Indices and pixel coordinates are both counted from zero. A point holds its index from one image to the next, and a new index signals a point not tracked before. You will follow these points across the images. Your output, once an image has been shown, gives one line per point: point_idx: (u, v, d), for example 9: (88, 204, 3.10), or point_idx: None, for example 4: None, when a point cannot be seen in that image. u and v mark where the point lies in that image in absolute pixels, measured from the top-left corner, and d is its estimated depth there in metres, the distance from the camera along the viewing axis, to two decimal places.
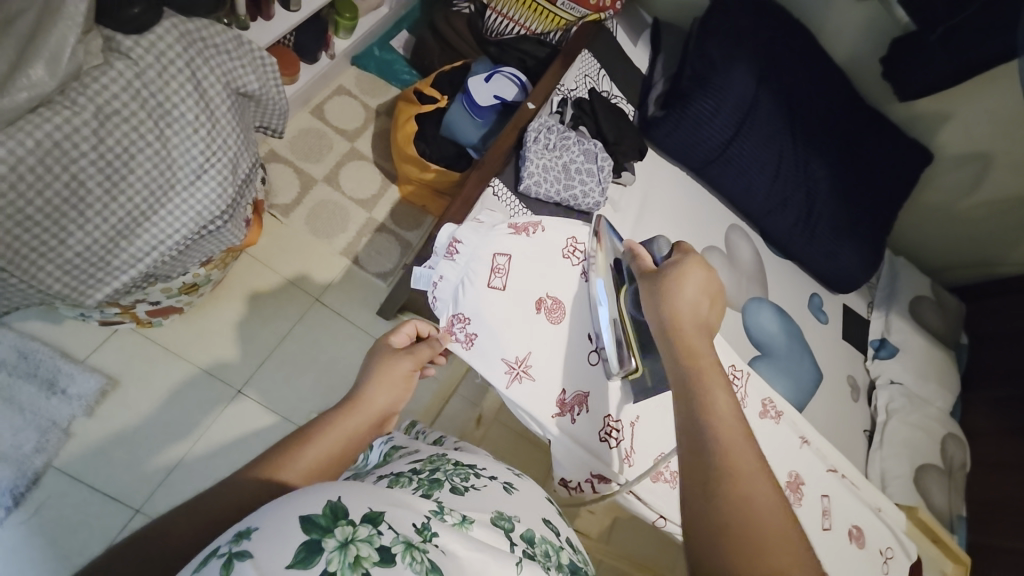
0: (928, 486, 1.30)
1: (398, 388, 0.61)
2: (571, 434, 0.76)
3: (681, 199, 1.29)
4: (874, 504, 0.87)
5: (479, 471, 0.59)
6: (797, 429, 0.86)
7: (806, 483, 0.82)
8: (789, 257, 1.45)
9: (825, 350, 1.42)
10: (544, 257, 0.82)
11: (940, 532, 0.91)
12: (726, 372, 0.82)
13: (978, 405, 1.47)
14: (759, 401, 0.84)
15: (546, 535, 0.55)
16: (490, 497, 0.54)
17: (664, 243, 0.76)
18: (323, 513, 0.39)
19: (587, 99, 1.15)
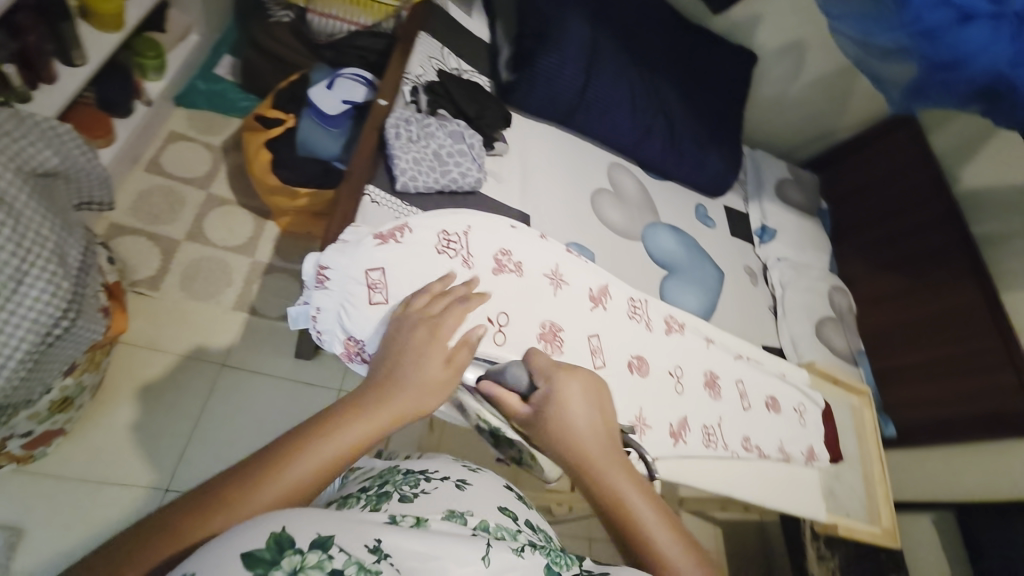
0: (828, 335, 1.51)
1: (427, 368, 0.55)
2: (504, 421, 0.71)
3: (558, 153, 1.33)
4: (778, 370, 0.99)
5: (431, 475, 0.65)
6: (701, 331, 0.94)
7: (720, 376, 0.91)
8: (668, 178, 1.56)
9: (720, 250, 1.57)
10: (416, 259, 0.70)
11: (835, 372, 1.07)
12: (627, 306, 0.87)
13: (849, 255, 1.71)
14: (664, 319, 0.90)
15: (503, 522, 0.58)
16: (443, 498, 0.59)
17: (516, 367, 0.63)
18: (268, 548, 0.37)
19: (435, 79, 1.12)
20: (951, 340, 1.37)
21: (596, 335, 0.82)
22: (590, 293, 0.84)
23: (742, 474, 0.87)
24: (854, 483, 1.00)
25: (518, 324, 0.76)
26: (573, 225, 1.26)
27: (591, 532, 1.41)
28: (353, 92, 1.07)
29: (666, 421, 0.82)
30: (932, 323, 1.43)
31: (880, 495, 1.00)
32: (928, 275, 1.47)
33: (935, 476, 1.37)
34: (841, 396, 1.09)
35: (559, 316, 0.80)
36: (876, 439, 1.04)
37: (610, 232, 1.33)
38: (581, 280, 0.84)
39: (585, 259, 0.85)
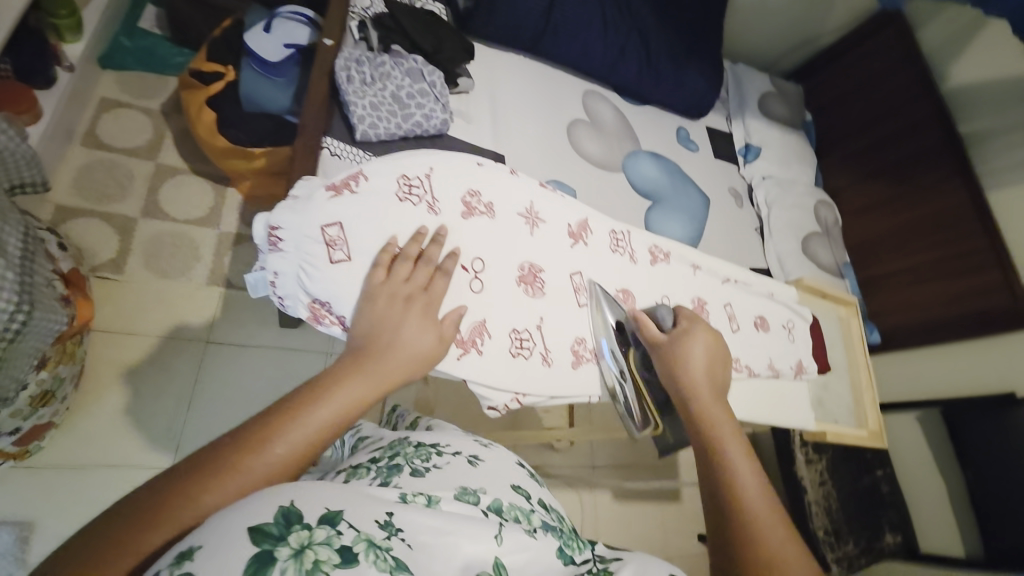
0: (814, 251, 1.51)
1: (421, 332, 0.59)
2: (486, 367, 0.71)
3: (528, 84, 1.24)
4: (765, 290, 0.99)
5: (443, 450, 0.67)
6: (685, 259, 0.92)
7: (708, 301, 0.90)
8: (646, 102, 1.48)
9: (703, 175, 1.53)
10: (376, 209, 0.67)
11: (823, 287, 1.07)
12: (608, 239, 0.85)
13: (834, 168, 1.67)
14: (647, 249, 0.88)
15: (517, 501, 0.60)
16: (455, 475, 0.61)
17: (665, 309, 0.79)
18: (277, 521, 0.38)
19: (382, 9, 1.00)
20: (934, 244, 1.38)
21: (578, 273, 0.81)
22: (569, 228, 0.82)
23: (734, 393, 0.88)
24: (843, 392, 1.04)
25: (494, 267, 0.73)
26: (550, 162, 1.20)
27: (591, 461, 1.47)
28: (294, 34, 0.97)
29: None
30: (917, 229, 1.43)
31: (866, 400, 1.04)
32: (914, 181, 1.45)
33: (913, 376, 1.43)
34: (828, 309, 1.09)
35: (537, 256, 0.78)
36: (862, 347, 1.07)
37: (588, 164, 1.28)
38: (558, 217, 0.81)
39: (561, 194, 0.81)
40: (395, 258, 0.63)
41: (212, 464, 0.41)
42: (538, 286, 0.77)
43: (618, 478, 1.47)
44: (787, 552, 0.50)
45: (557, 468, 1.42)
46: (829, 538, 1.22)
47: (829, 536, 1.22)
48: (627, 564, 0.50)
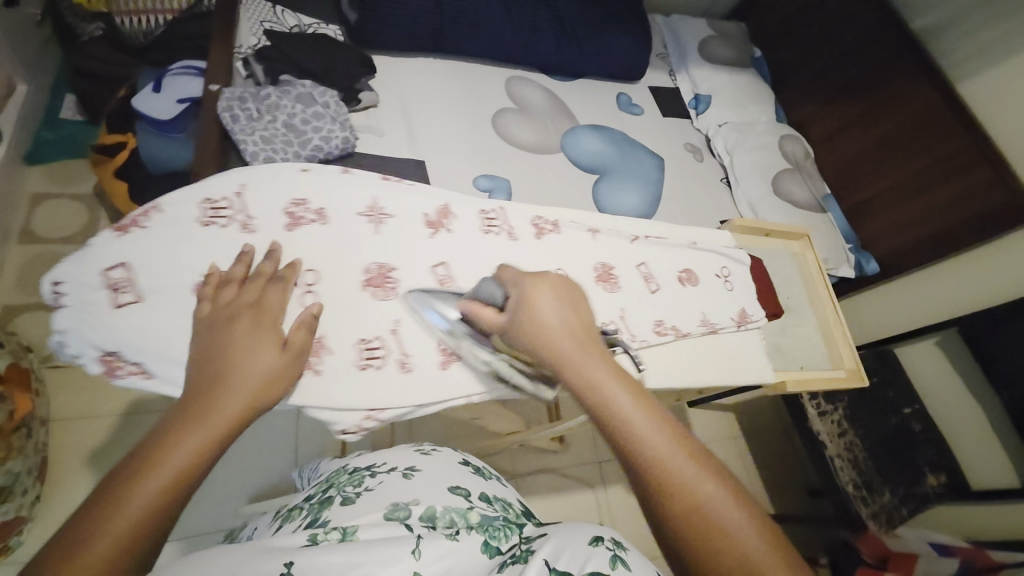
0: (787, 189, 1.41)
1: (261, 349, 0.53)
2: (331, 389, 0.60)
3: (443, 85, 1.20)
4: (687, 240, 0.88)
5: (378, 470, 0.71)
6: (583, 224, 0.81)
7: (616, 265, 0.78)
8: (576, 76, 1.43)
9: (653, 137, 1.45)
10: (173, 240, 0.59)
11: (769, 224, 0.96)
12: (478, 220, 0.74)
13: (794, 99, 1.58)
14: (529, 223, 0.77)
15: (452, 504, 0.65)
16: (388, 492, 0.65)
17: (489, 282, 0.61)
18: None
19: (266, 41, 0.98)
20: (913, 155, 1.27)
21: (443, 264, 0.69)
22: (424, 216, 0.71)
23: (667, 360, 0.77)
24: (814, 338, 0.94)
25: (331, 273, 0.64)
26: (478, 157, 1.16)
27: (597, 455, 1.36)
28: (184, 87, 0.95)
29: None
30: (890, 143, 1.33)
31: (840, 340, 0.95)
32: (882, 91, 1.34)
33: (920, 300, 1.31)
34: (778, 248, 0.98)
35: (389, 251, 0.67)
36: (824, 282, 0.98)
37: (523, 152, 1.23)
38: (409, 205, 0.70)
39: (410, 181, 0.72)
40: (238, 288, 0.56)
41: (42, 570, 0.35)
42: (391, 286, 0.66)
43: None
44: (720, 508, 0.40)
45: (559, 468, 1.32)
46: (859, 493, 1.11)
47: (859, 490, 1.11)
48: (547, 542, 0.52)
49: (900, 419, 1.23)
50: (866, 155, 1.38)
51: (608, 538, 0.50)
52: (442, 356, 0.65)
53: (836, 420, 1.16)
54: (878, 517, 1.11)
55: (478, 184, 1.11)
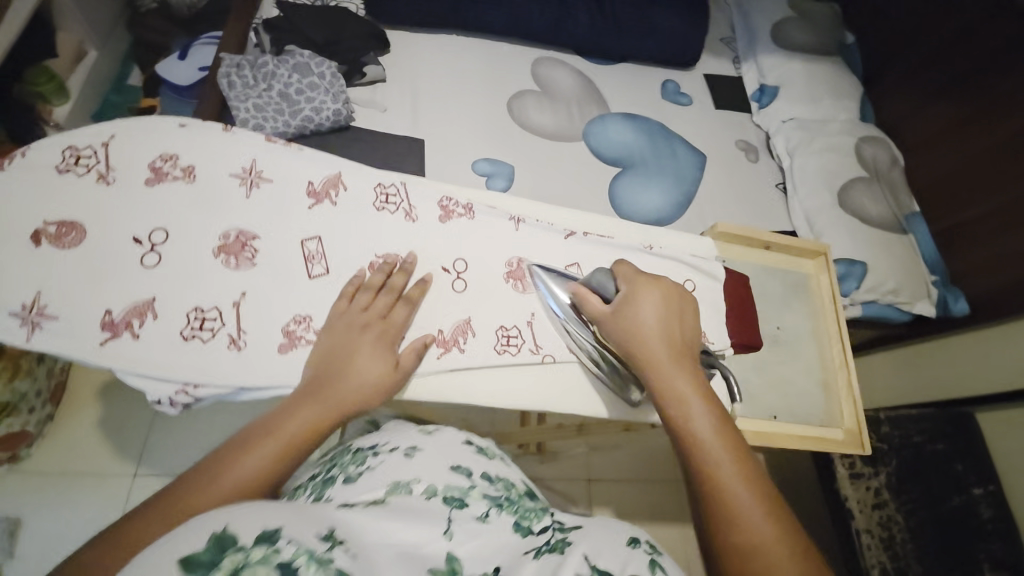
0: (857, 201, 1.15)
1: (380, 347, 0.55)
2: (146, 356, 0.54)
3: (460, 63, 1.15)
4: (642, 241, 0.72)
5: (380, 449, 0.58)
6: (506, 210, 0.69)
7: (533, 262, 0.66)
8: (615, 59, 1.29)
9: (702, 129, 1.26)
10: (32, 186, 0.56)
11: (770, 235, 0.78)
12: (371, 194, 0.65)
13: (889, 94, 1.31)
14: (435, 203, 0.67)
15: (454, 481, 0.52)
16: (387, 472, 0.53)
17: (604, 275, 0.60)
18: (209, 547, 0.30)
19: (280, 13, 1.01)
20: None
21: (316, 238, 0.61)
22: (307, 186, 0.63)
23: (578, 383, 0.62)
24: (809, 388, 0.76)
25: (185, 233, 0.58)
26: (487, 137, 1.07)
27: (588, 473, 1.23)
28: (205, 54, 1.02)
29: (429, 329, 0.60)
30: (1004, 153, 1.05)
31: (840, 393, 0.76)
32: (993, 91, 1.08)
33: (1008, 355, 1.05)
34: (772, 264, 0.80)
35: (253, 218, 0.61)
36: (839, 317, 0.79)
37: (540, 138, 1.13)
38: (291, 171, 0.63)
39: (299, 144, 0.64)
40: (355, 286, 0.59)
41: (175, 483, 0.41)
42: (247, 256, 0.59)
43: (620, 494, 1.23)
44: (783, 562, 0.39)
45: (545, 480, 1.20)
46: None
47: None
48: (585, 537, 0.43)
49: (963, 500, 1.00)
50: (968, 169, 1.12)
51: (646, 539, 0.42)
52: (285, 339, 0.57)
53: (872, 487, 1.02)
54: None
55: (477, 168, 1.03)
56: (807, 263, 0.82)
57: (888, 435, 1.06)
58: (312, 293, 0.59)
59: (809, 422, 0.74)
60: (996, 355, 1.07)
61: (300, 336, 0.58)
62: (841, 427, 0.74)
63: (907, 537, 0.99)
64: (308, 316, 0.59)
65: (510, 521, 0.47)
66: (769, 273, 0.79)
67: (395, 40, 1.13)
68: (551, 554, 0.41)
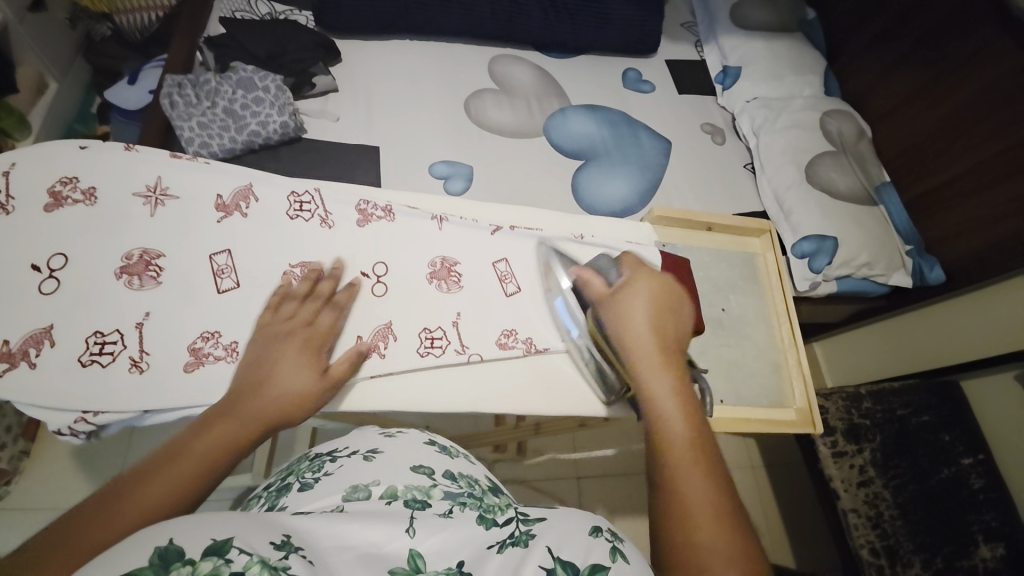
0: (827, 176, 1.11)
1: (303, 357, 0.53)
2: (48, 385, 0.53)
3: (414, 66, 1.13)
4: (573, 231, 0.74)
5: (338, 453, 0.53)
6: (428, 209, 0.71)
7: (460, 260, 0.68)
8: (574, 51, 1.27)
9: (666, 114, 1.23)
10: None
11: (707, 215, 0.80)
12: (285, 203, 0.66)
13: (854, 66, 1.28)
14: (352, 208, 0.68)
15: (415, 480, 0.47)
16: (343, 477, 0.48)
17: (608, 260, 0.62)
18: (152, 562, 0.26)
19: (223, 30, 1.01)
20: (981, 138, 1.01)
21: (225, 253, 0.62)
22: (216, 200, 0.64)
23: (502, 381, 0.63)
24: (763, 369, 0.75)
25: (85, 257, 0.58)
26: (446, 136, 1.05)
27: (576, 469, 1.18)
28: (155, 77, 1.01)
29: (351, 336, 0.61)
30: (974, 115, 1.02)
31: (791, 372, 0.75)
32: (950, 55, 1.06)
33: (961, 330, 1.12)
34: (714, 246, 0.81)
35: (161, 237, 0.61)
36: (785, 296, 0.78)
37: (499, 135, 1.09)
38: (201, 187, 0.64)
39: (206, 161, 0.65)
40: (281, 296, 0.58)
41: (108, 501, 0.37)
42: (151, 274, 0.59)
43: (611, 488, 1.17)
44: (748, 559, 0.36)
45: (530, 480, 1.14)
46: (877, 562, 0.92)
47: (877, 558, 0.92)
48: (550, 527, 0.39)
49: (953, 471, 0.99)
50: (932, 138, 1.10)
51: (608, 528, 0.38)
52: (191, 357, 0.57)
53: (857, 465, 0.99)
54: None
55: (434, 171, 1.00)
56: (754, 243, 0.83)
57: (871, 411, 1.03)
58: (223, 308, 0.60)
59: (762, 405, 0.72)
60: (952, 330, 1.13)
61: (207, 353, 0.58)
62: (792, 408, 0.73)
63: (895, 514, 0.95)
64: (217, 331, 0.59)
65: (473, 514, 0.41)
66: (713, 255, 0.79)
67: (345, 49, 1.12)
68: (514, 547, 0.37)
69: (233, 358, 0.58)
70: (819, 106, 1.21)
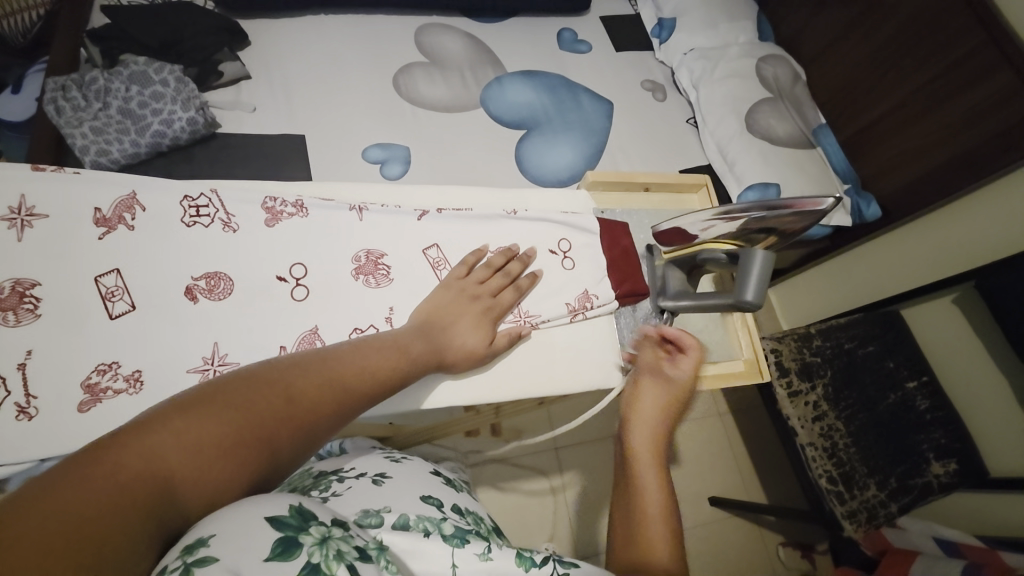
0: (766, 122, 1.10)
1: (475, 324, 0.58)
2: None
3: (333, 44, 1.05)
4: (506, 208, 0.72)
5: (345, 474, 0.53)
6: (348, 200, 0.67)
7: (388, 251, 0.65)
8: (505, 14, 1.21)
9: (605, 73, 1.20)
10: None
11: (644, 175, 0.79)
12: (180, 208, 0.60)
13: (785, 8, 1.28)
14: (258, 207, 0.63)
15: (425, 512, 0.46)
16: (353, 499, 0.46)
17: (753, 292, 0.56)
18: (293, 513, 0.29)
19: (109, 20, 0.90)
20: (908, 71, 1.03)
21: (114, 273, 0.57)
22: (94, 215, 0.58)
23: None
24: (708, 326, 0.76)
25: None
26: (377, 118, 0.99)
27: (552, 442, 1.18)
28: (40, 82, 0.90)
29: (274, 346, 0.58)
30: (901, 46, 1.04)
31: (736, 325, 0.77)
32: None
33: (904, 262, 1.16)
34: (653, 207, 0.81)
35: (37, 264, 0.55)
36: None
37: (433, 111, 1.03)
38: (77, 201, 0.58)
39: (80, 172, 0.58)
40: (476, 258, 0.64)
41: (222, 435, 0.31)
42: (28, 308, 0.54)
43: (586, 456, 1.19)
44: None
45: (510, 459, 1.14)
46: (835, 488, 0.96)
47: (835, 484, 0.97)
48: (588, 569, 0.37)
49: (900, 396, 1.05)
50: (859, 76, 1.12)
51: None
52: (86, 395, 0.52)
53: (811, 402, 1.04)
54: (857, 517, 0.95)
55: (368, 156, 0.95)
56: (692, 198, 0.83)
57: (821, 348, 1.08)
58: (119, 334, 0.55)
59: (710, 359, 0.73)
60: (894, 262, 1.18)
61: (105, 387, 0.53)
62: (741, 359, 0.74)
63: (848, 443, 1.01)
64: (115, 363, 0.54)
65: (512, 553, 0.39)
66: (652, 214, 0.79)
67: (251, 30, 1.02)
68: None
69: (135, 390, 0.53)
70: (755, 51, 1.20)
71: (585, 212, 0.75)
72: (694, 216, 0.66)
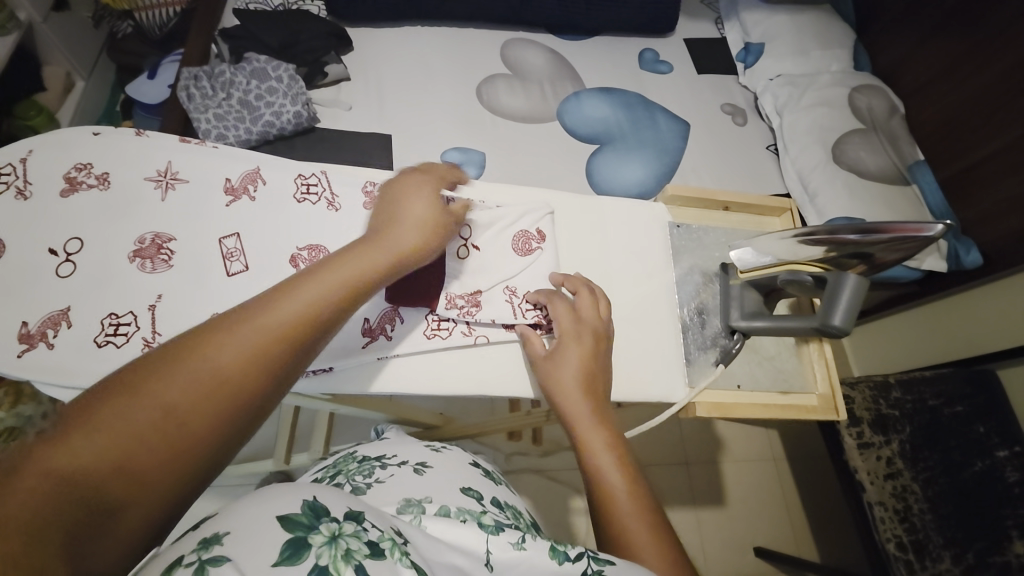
0: (856, 154, 1.05)
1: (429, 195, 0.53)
2: (61, 365, 0.55)
3: (425, 53, 1.12)
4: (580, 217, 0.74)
5: (388, 461, 0.55)
6: None
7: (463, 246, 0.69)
8: (589, 33, 1.24)
9: (684, 94, 1.19)
10: None
11: (725, 195, 0.78)
12: (292, 186, 0.67)
13: (882, 40, 1.22)
14: (357, 190, 0.68)
15: (466, 504, 0.47)
16: (399, 487, 0.49)
17: (842, 317, 0.54)
18: (307, 509, 0.28)
19: (237, 21, 1.01)
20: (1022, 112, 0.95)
21: (234, 236, 0.64)
22: (224, 184, 0.65)
23: (511, 364, 0.64)
24: (782, 353, 0.73)
25: (99, 242, 0.60)
26: (458, 122, 1.04)
27: None
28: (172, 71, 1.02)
29: (358, 317, 0.60)
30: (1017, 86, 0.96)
31: (812, 357, 0.72)
32: (990, 24, 1.00)
33: (1001, 318, 1.07)
34: (727, 227, 0.79)
35: (173, 221, 0.63)
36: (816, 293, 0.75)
37: (511, 121, 1.07)
38: (208, 172, 0.66)
39: (216, 147, 0.67)
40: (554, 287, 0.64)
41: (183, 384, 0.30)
42: (163, 258, 0.61)
43: None
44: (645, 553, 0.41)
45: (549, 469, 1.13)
46: (904, 555, 0.88)
47: (904, 551, 0.88)
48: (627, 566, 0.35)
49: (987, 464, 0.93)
50: (963, 114, 1.05)
51: None
52: None
53: (883, 457, 0.95)
54: None
55: (445, 158, 1.00)
56: (773, 222, 0.81)
57: (900, 401, 1.00)
58: (232, 290, 0.61)
59: (780, 389, 0.70)
60: (994, 318, 1.08)
61: None
62: (815, 393, 0.71)
63: (924, 507, 0.92)
64: None
65: (547, 545, 0.36)
66: (732, 233, 0.78)
67: (355, 37, 1.11)
68: None
69: None
70: (847, 80, 1.15)
71: (659, 225, 0.76)
72: (770, 239, 0.65)
